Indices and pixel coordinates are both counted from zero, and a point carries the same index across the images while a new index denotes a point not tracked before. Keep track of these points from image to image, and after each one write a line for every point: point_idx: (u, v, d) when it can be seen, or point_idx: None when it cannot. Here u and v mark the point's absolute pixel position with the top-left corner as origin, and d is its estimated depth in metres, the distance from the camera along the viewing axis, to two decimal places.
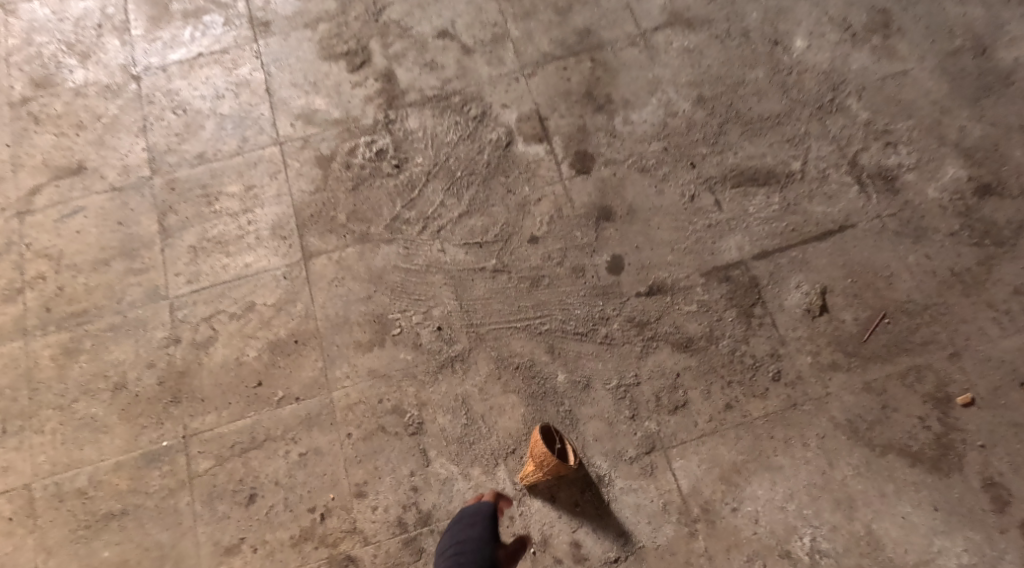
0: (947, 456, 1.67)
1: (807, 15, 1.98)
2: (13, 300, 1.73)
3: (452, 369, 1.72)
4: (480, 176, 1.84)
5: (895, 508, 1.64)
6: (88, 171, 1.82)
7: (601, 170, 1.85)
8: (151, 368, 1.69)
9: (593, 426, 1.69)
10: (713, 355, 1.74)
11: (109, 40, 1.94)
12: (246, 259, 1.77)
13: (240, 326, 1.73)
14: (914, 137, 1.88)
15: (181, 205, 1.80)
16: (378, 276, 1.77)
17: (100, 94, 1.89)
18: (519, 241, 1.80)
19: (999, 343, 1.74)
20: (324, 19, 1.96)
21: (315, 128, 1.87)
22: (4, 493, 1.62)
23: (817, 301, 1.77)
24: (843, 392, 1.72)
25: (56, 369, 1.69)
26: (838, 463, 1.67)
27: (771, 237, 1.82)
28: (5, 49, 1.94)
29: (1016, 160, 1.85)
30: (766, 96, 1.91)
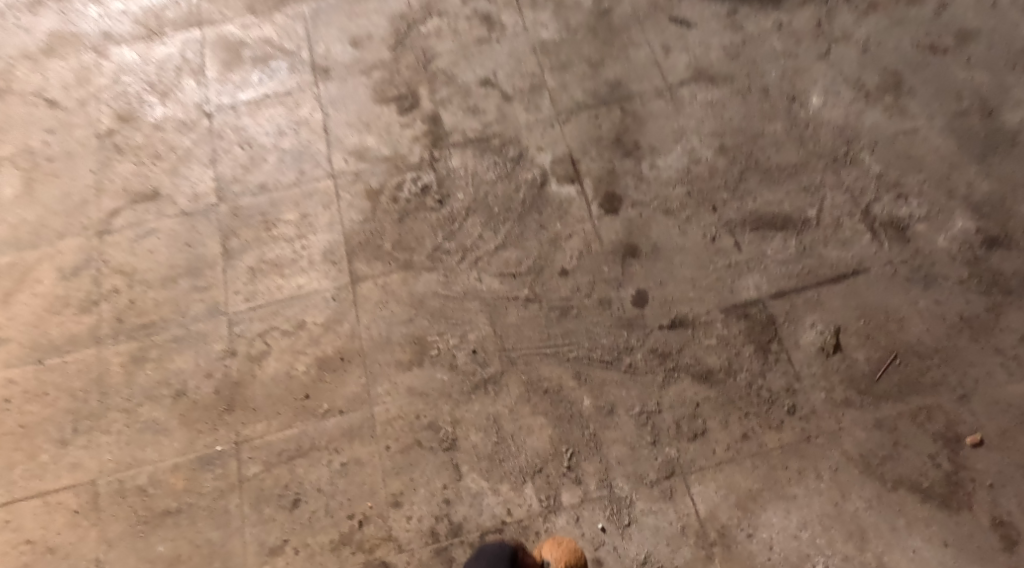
0: (955, 494, 1.73)
1: (824, 75, 2.15)
2: (90, 310, 1.92)
3: (486, 391, 1.85)
4: (516, 212, 2.01)
5: (907, 542, 1.69)
6: (162, 198, 2.05)
7: (628, 211, 2.00)
8: (209, 377, 1.86)
9: (616, 449, 1.79)
10: (731, 388, 1.83)
11: (186, 82, 2.18)
12: (300, 281, 1.96)
13: (291, 342, 1.90)
14: (925, 190, 2.01)
15: (243, 230, 2.01)
16: (420, 301, 1.93)
17: (177, 130, 2.12)
18: (550, 274, 1.95)
19: (1006, 388, 1.81)
20: (377, 67, 2.19)
21: (367, 165, 2.07)
22: (71, 487, 1.76)
23: (831, 340, 1.87)
24: (855, 427, 1.79)
25: (124, 375, 1.86)
26: (851, 495, 1.73)
27: (787, 278, 1.94)
28: (94, 87, 2.17)
29: (1021, 216, 1.98)
30: (784, 149, 2.07)
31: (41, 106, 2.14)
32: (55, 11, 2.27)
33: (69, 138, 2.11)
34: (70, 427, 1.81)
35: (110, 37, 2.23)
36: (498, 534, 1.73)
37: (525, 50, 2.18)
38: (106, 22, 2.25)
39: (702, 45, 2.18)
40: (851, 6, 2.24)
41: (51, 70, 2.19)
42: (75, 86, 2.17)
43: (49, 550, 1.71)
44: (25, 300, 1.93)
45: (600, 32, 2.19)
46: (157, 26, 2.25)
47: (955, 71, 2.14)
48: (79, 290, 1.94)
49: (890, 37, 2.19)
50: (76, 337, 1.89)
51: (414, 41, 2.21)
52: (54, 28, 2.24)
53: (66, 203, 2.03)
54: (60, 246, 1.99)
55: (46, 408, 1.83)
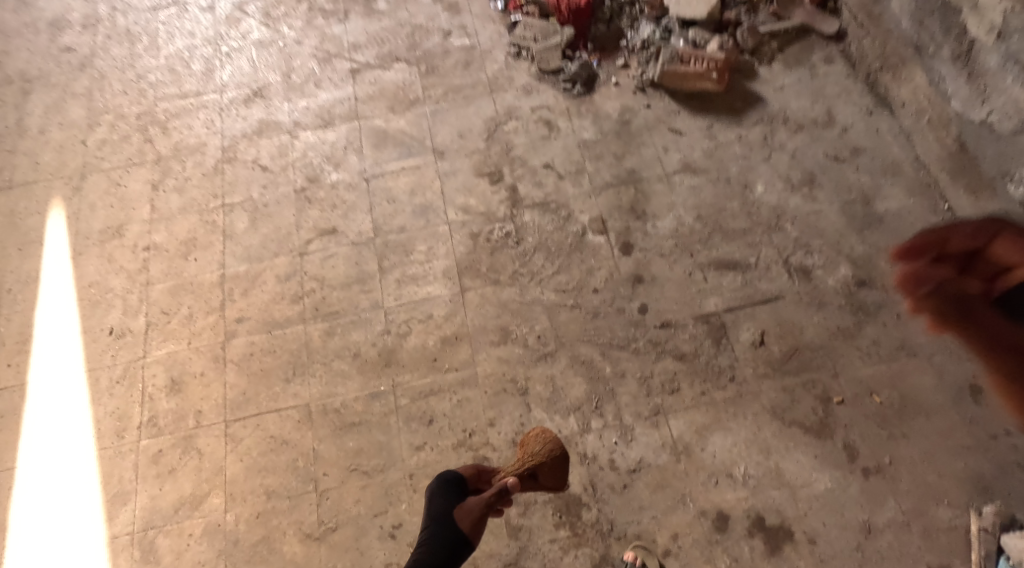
0: (825, 430, 2.90)
1: (766, 171, 3.35)
2: (298, 302, 3.05)
3: (546, 361, 2.98)
4: (565, 251, 3.16)
5: (794, 456, 2.86)
6: (339, 232, 3.17)
7: (637, 253, 3.17)
8: (374, 346, 2.98)
9: (625, 397, 2.94)
10: (696, 364, 3.00)
11: (351, 157, 3.31)
12: (429, 289, 3.08)
13: (425, 326, 3.02)
14: (823, 249, 3.21)
15: (392, 255, 3.14)
16: (505, 304, 3.07)
17: (347, 188, 3.25)
18: (587, 290, 3.10)
19: (860, 370, 2.99)
20: (476, 152, 3.33)
21: (470, 217, 3.21)
22: (294, 406, 2.88)
23: (757, 338, 3.04)
24: (769, 390, 2.96)
25: (322, 343, 2.98)
26: (763, 429, 2.90)
27: (734, 299, 3.11)
28: (291, 158, 3.30)
29: (879, 268, 3.17)
30: (737, 218, 3.25)
31: (257, 170, 3.28)
32: (262, 106, 3.41)
33: (276, 193, 3.23)
34: (290, 371, 2.93)
35: (299, 125, 3.37)
36: None
37: (573, 145, 3.35)
38: (296, 115, 3.39)
39: (688, 148, 3.38)
40: (787, 128, 3.45)
41: (261, 145, 3.33)
42: (278, 156, 3.31)
43: (283, 443, 2.82)
44: (257, 293, 3.05)
45: (623, 136, 3.38)
46: (329, 118, 3.39)
47: (850, 174, 3.36)
48: (290, 289, 3.06)
49: (809, 150, 3.41)
50: (290, 318, 3.02)
51: (500, 135, 3.36)
52: (262, 118, 3.39)
53: (277, 234, 3.16)
54: (277, 261, 3.11)
55: (275, 360, 2.95)
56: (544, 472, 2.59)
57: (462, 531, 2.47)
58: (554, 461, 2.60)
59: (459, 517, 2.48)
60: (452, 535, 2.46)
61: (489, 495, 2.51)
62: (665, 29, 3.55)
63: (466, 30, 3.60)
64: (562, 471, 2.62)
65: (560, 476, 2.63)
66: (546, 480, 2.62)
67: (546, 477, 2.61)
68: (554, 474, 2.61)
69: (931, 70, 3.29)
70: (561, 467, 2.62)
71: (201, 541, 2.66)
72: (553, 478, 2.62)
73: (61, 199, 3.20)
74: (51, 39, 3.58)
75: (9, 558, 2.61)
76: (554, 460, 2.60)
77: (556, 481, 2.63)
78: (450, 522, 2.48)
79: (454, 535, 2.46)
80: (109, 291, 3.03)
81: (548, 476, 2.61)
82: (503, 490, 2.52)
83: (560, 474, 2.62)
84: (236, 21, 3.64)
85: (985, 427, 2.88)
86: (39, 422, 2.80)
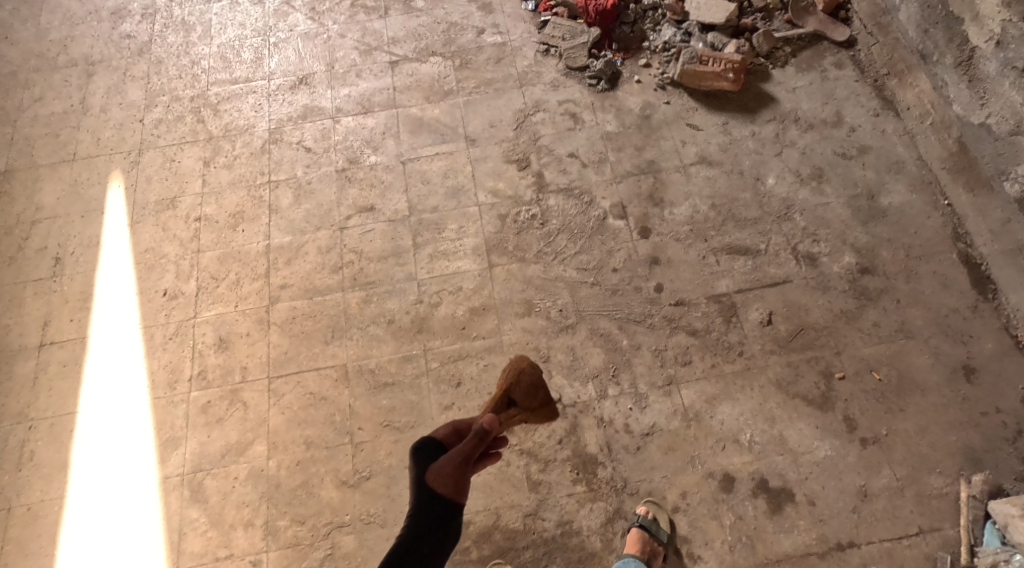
0: (827, 403, 3.10)
1: (777, 166, 3.48)
2: (337, 272, 3.28)
3: (567, 332, 3.19)
4: (588, 233, 3.35)
5: (797, 425, 3.07)
6: (376, 210, 3.40)
7: (654, 237, 3.35)
8: (408, 313, 3.20)
9: (640, 367, 3.15)
10: (707, 339, 3.19)
11: (388, 141, 3.54)
12: (459, 264, 3.29)
13: (455, 297, 3.23)
14: (829, 238, 3.35)
15: (425, 232, 3.35)
16: (529, 280, 3.26)
17: (384, 169, 3.47)
18: (606, 270, 3.29)
19: (861, 349, 3.17)
20: (505, 140, 3.53)
21: (498, 200, 3.41)
22: (332, 365, 3.12)
23: (765, 318, 3.22)
24: (776, 365, 3.15)
25: (359, 310, 3.21)
26: (769, 400, 3.10)
27: (745, 282, 3.29)
28: (333, 141, 3.54)
29: (881, 258, 3.31)
30: (749, 208, 3.40)
31: (302, 151, 3.52)
32: (306, 93, 3.66)
33: (319, 172, 3.47)
34: (329, 334, 3.17)
35: (341, 111, 3.61)
36: (572, 407, 3.10)
37: (597, 137, 3.53)
38: (338, 102, 3.64)
39: (705, 142, 3.52)
40: (798, 127, 3.55)
41: (305, 128, 3.57)
42: (321, 139, 3.54)
43: (321, 399, 3.08)
44: (300, 262, 3.29)
45: (643, 129, 3.55)
46: (369, 105, 3.62)
47: (855, 171, 3.46)
48: (330, 260, 3.30)
49: (819, 146, 3.51)
50: (330, 286, 3.25)
51: (528, 125, 3.56)
52: (306, 103, 3.64)
53: (319, 210, 3.39)
54: (318, 234, 3.34)
55: (316, 323, 3.19)
56: (519, 396, 2.55)
57: (449, 492, 2.31)
58: (524, 382, 2.56)
59: (437, 480, 2.32)
60: (438, 500, 2.31)
61: (466, 444, 2.36)
62: (685, 32, 3.74)
63: (499, 28, 3.81)
64: (537, 391, 2.56)
65: (538, 397, 2.56)
66: (526, 405, 2.55)
67: (525, 402, 2.56)
68: (530, 395, 2.56)
69: (934, 76, 3.47)
70: (534, 386, 2.56)
71: (246, 483, 2.97)
72: (532, 401, 2.55)
73: (120, 172, 3.50)
74: (112, 26, 3.86)
75: (72, 492, 2.97)
76: (524, 382, 2.56)
77: (537, 403, 2.56)
78: (432, 488, 2.32)
79: (441, 499, 2.31)
80: (163, 257, 3.32)
81: (526, 400, 2.56)
82: (479, 437, 2.37)
83: (537, 394, 2.56)
84: (284, 14, 3.89)
85: (977, 405, 3.07)
86: (98, 373, 3.13)
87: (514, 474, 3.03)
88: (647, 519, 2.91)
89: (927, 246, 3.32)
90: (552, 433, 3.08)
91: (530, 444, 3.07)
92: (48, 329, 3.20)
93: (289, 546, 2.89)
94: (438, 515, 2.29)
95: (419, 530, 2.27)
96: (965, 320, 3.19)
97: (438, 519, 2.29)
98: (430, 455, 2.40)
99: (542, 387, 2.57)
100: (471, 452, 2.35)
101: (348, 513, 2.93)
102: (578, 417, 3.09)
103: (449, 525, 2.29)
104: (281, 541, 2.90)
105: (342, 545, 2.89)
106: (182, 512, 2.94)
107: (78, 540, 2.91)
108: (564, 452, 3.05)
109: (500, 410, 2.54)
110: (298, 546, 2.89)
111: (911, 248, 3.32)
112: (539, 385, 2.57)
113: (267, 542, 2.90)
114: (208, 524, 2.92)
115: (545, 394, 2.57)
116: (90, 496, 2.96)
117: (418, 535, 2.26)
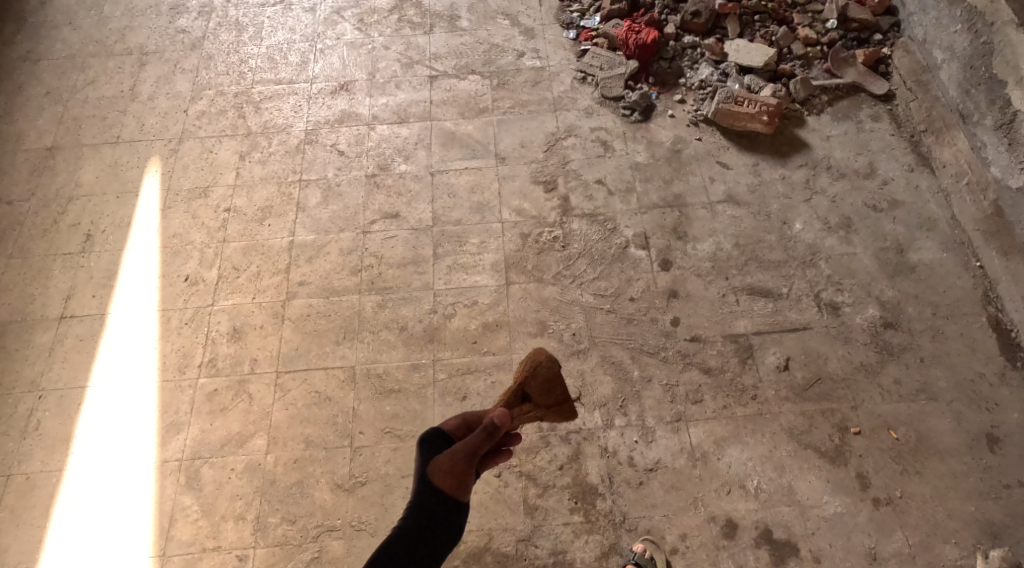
0: (840, 456, 3.01)
1: (805, 211, 3.44)
2: (356, 274, 3.31)
3: (578, 356, 3.17)
4: (608, 260, 3.34)
5: (807, 476, 2.98)
6: (401, 217, 3.43)
7: (675, 270, 3.32)
8: (421, 322, 3.21)
9: (649, 400, 3.10)
10: (720, 379, 3.13)
11: (420, 152, 3.59)
12: (476, 278, 3.30)
13: (469, 311, 3.23)
14: (853, 289, 3.28)
15: (446, 243, 3.37)
16: (545, 300, 3.25)
17: (413, 179, 3.52)
18: (624, 298, 3.27)
19: (879, 405, 3.08)
20: (535, 161, 3.56)
21: (522, 219, 3.42)
22: (340, 366, 3.13)
23: (782, 362, 3.15)
24: (789, 412, 3.08)
25: (373, 313, 3.23)
26: (780, 447, 3.02)
27: (764, 324, 3.23)
28: (366, 147, 3.60)
29: (907, 314, 3.23)
30: (774, 251, 3.36)
31: (335, 153, 3.58)
32: (346, 98, 3.74)
33: (349, 175, 3.53)
34: (341, 335, 3.19)
35: (377, 118, 3.68)
36: (577, 433, 3.06)
37: (626, 166, 3.54)
38: (375, 109, 3.71)
39: (734, 182, 3.51)
40: (830, 174, 3.51)
41: (341, 132, 3.64)
42: (355, 144, 3.61)
43: (326, 398, 3.08)
44: (321, 261, 3.33)
45: (673, 163, 3.55)
46: (405, 116, 3.69)
47: (886, 224, 3.40)
48: (350, 262, 3.33)
49: (849, 196, 3.46)
50: (347, 288, 3.28)
51: (558, 149, 3.59)
52: (344, 108, 3.71)
53: (345, 212, 3.44)
54: (341, 235, 3.38)
55: (329, 323, 3.21)
56: (533, 391, 2.46)
57: (452, 486, 2.23)
58: (540, 377, 2.46)
59: (440, 477, 2.24)
60: (439, 495, 2.22)
61: (475, 437, 2.29)
62: (722, 73, 3.76)
63: (539, 53, 3.88)
64: (553, 387, 2.46)
65: (554, 393, 2.46)
66: (541, 401, 2.46)
67: (539, 398, 2.46)
68: (546, 391, 2.46)
69: (974, 137, 3.41)
70: (549, 381, 2.46)
71: (242, 476, 2.97)
72: (546, 396, 2.46)
73: (158, 159, 3.59)
74: (169, 21, 4.01)
75: (72, 465, 3.00)
76: (540, 376, 2.47)
77: (552, 400, 2.46)
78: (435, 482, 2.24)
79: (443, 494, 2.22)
80: (189, 244, 3.38)
81: (540, 396, 2.47)
82: (490, 431, 2.30)
83: (552, 391, 2.46)
84: (333, 23, 4.00)
85: (998, 476, 2.95)
86: (112, 351, 3.18)
87: (511, 496, 2.98)
88: (643, 558, 2.84)
89: (955, 307, 3.23)
90: (554, 458, 3.03)
91: (530, 467, 3.02)
92: (70, 302, 3.27)
93: (277, 545, 2.86)
94: (438, 509, 2.20)
95: (416, 524, 2.18)
96: (991, 386, 3.09)
97: (439, 516, 2.19)
98: (436, 447, 2.33)
99: (558, 383, 2.47)
100: (480, 447, 2.27)
101: (339, 517, 2.90)
102: (582, 444, 3.05)
103: (449, 522, 2.20)
104: (270, 538, 2.87)
105: (331, 549, 2.86)
106: (176, 498, 2.94)
107: (71, 515, 2.93)
108: (564, 479, 3.00)
109: (512, 405, 2.45)
110: (286, 546, 2.86)
111: (938, 307, 3.23)
112: (555, 381, 2.46)
113: (255, 538, 2.88)
114: (200, 513, 2.92)
115: (561, 391, 2.47)
116: (88, 472, 2.99)
117: (416, 529, 2.17)
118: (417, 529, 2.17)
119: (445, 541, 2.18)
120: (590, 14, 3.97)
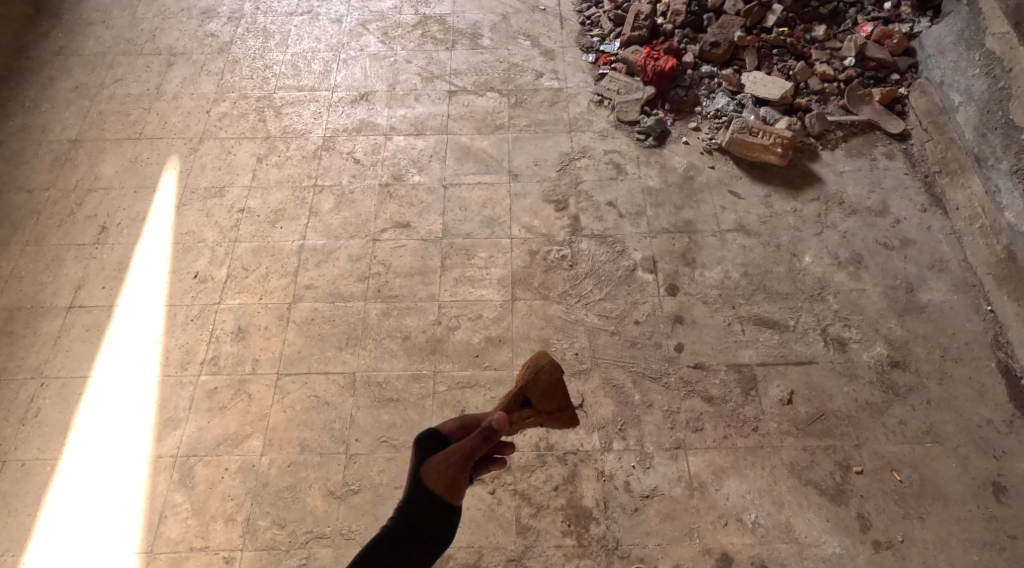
0: (840, 496, 2.95)
1: (815, 245, 3.43)
2: (363, 281, 3.32)
3: (579, 376, 3.15)
4: (615, 281, 3.34)
5: (806, 513, 2.93)
6: (411, 227, 3.45)
7: (681, 297, 3.31)
8: (424, 332, 3.21)
9: (649, 425, 3.07)
10: (722, 408, 3.10)
11: (434, 165, 3.62)
12: (482, 292, 3.30)
13: (473, 324, 3.23)
14: (861, 325, 3.25)
15: (454, 256, 3.38)
16: (549, 318, 3.25)
17: (425, 190, 3.55)
18: (628, 321, 3.26)
19: (883, 445, 3.03)
20: (547, 180, 3.58)
21: (531, 236, 3.44)
22: (341, 372, 3.13)
23: (785, 396, 3.11)
24: (791, 447, 3.03)
25: (378, 321, 3.23)
26: (780, 481, 2.97)
27: (769, 355, 3.20)
28: (382, 156, 3.65)
29: (915, 354, 3.19)
30: (782, 282, 3.35)
31: (350, 161, 3.63)
32: (365, 108, 3.80)
33: (363, 183, 3.56)
34: (344, 341, 3.19)
35: (394, 129, 3.73)
36: (574, 454, 3.03)
37: (637, 190, 3.56)
38: (393, 120, 3.76)
39: (745, 212, 3.51)
40: (842, 210, 3.51)
41: (358, 141, 3.69)
42: (371, 153, 3.66)
43: (324, 403, 3.07)
44: (329, 266, 3.35)
45: (685, 190, 3.56)
46: (422, 128, 3.74)
47: (896, 263, 3.37)
48: (358, 268, 3.35)
49: (860, 233, 3.45)
50: (354, 294, 3.29)
51: (571, 169, 3.61)
52: (363, 118, 3.77)
53: (357, 219, 3.47)
54: (351, 242, 3.41)
55: (333, 327, 3.22)
56: (534, 396, 2.41)
57: (445, 490, 2.18)
58: (541, 382, 2.40)
59: (432, 480, 2.19)
60: (431, 499, 2.18)
61: (472, 440, 2.22)
62: (739, 103, 3.77)
63: (557, 74, 3.93)
64: (555, 393, 2.41)
65: (555, 400, 2.41)
66: (541, 407, 2.41)
67: (540, 403, 2.42)
68: (547, 398, 2.41)
69: (988, 180, 3.42)
70: (550, 387, 2.41)
71: (235, 477, 2.95)
72: (548, 402, 2.41)
73: (176, 159, 3.64)
74: (199, 24, 4.11)
75: (68, 454, 3.00)
76: (542, 381, 2.41)
77: (552, 406, 2.41)
78: (427, 486, 2.19)
79: (434, 498, 2.18)
80: (201, 241, 3.42)
81: (540, 401, 2.41)
82: (486, 435, 2.25)
83: (553, 397, 2.41)
84: (358, 35, 4.08)
85: (1004, 526, 2.88)
86: (118, 343, 3.20)
87: (504, 514, 2.94)
88: None
89: (964, 349, 3.19)
90: (549, 478, 2.99)
91: (525, 486, 2.98)
92: (79, 292, 3.30)
93: (264, 549, 2.84)
94: (429, 514, 2.15)
95: (405, 528, 2.13)
96: (999, 433, 3.03)
97: (428, 520, 2.15)
98: (431, 449, 2.30)
99: (559, 390, 2.42)
100: (474, 452, 2.21)
101: (329, 524, 2.87)
102: (578, 465, 3.01)
103: (438, 527, 2.15)
104: (258, 542, 2.85)
105: (318, 557, 2.83)
106: (168, 494, 2.93)
107: (61, 505, 2.92)
108: (558, 500, 2.96)
109: (512, 409, 2.40)
110: (273, 551, 2.84)
111: (947, 349, 3.19)
112: (557, 387, 2.41)
113: (243, 540, 2.85)
114: (190, 511, 2.90)
115: (562, 397, 2.42)
116: (83, 462, 2.99)
117: (404, 529, 2.12)
118: (407, 533, 2.11)
119: (434, 545, 2.13)
120: (610, 39, 4.04)
